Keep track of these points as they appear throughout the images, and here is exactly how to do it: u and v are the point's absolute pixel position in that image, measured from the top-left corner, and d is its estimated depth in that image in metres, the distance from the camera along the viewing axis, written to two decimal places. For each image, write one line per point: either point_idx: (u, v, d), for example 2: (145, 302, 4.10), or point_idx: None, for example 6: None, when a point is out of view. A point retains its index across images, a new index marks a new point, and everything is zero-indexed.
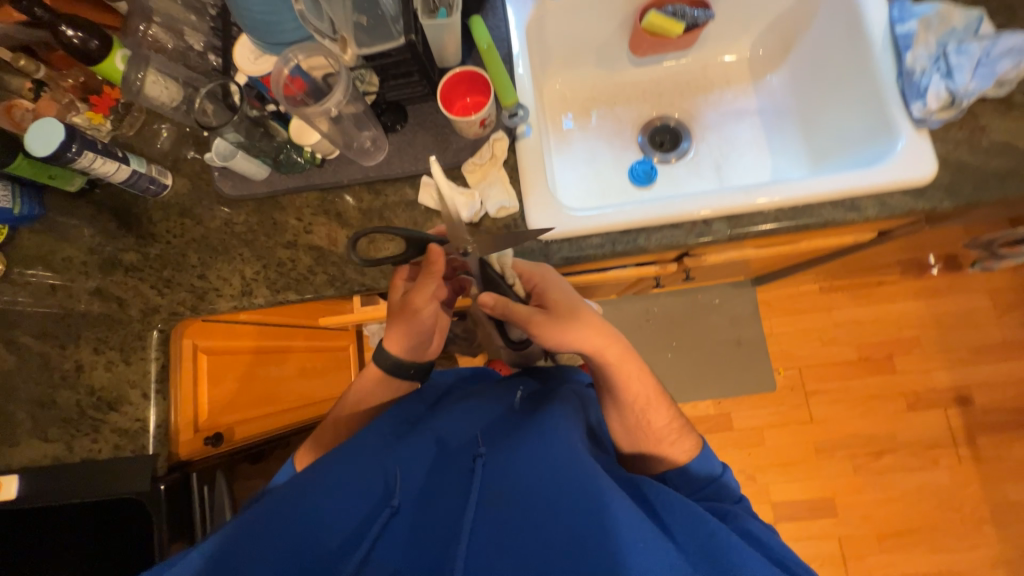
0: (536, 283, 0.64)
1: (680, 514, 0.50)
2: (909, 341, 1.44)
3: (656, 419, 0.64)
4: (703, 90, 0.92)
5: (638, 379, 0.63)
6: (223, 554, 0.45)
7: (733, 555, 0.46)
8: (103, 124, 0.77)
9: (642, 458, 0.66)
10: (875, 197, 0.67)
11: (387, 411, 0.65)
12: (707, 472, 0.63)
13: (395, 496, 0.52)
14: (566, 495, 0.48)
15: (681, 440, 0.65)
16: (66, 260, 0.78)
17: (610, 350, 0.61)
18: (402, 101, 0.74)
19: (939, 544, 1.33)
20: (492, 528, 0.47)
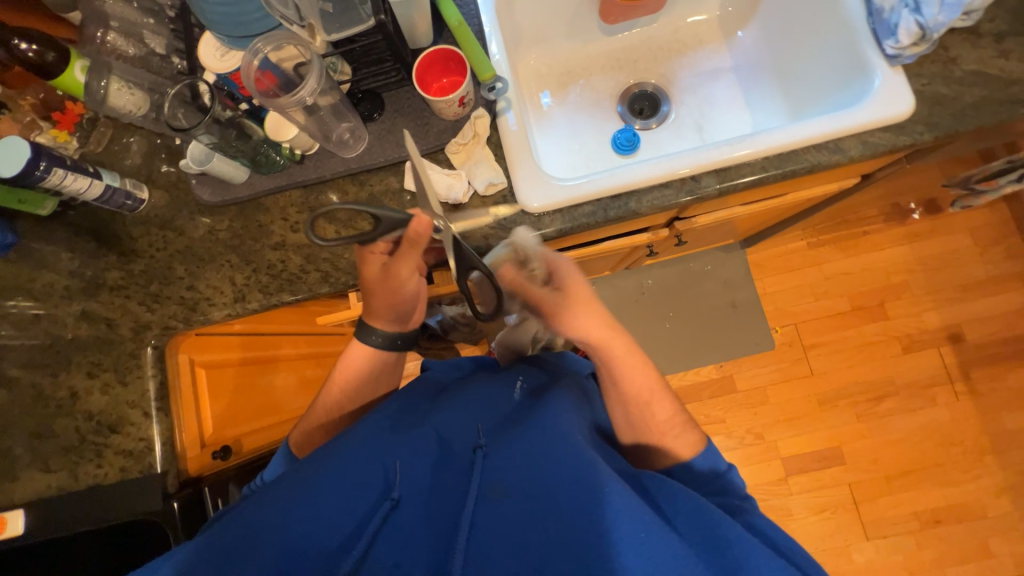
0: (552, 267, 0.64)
1: (689, 507, 0.47)
2: (898, 287, 1.47)
3: (658, 413, 0.60)
4: (677, 52, 0.92)
5: (642, 372, 0.60)
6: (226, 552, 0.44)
7: (739, 550, 0.43)
8: (70, 141, 0.75)
9: (643, 455, 0.61)
10: (857, 138, 0.68)
11: (388, 402, 0.62)
12: (713, 470, 0.57)
13: (395, 489, 0.49)
14: (567, 486, 0.46)
15: (684, 434, 0.59)
16: (47, 286, 0.76)
17: (615, 343, 0.59)
18: (377, 89, 0.73)
19: (946, 479, 1.37)
20: (492, 525, 0.45)
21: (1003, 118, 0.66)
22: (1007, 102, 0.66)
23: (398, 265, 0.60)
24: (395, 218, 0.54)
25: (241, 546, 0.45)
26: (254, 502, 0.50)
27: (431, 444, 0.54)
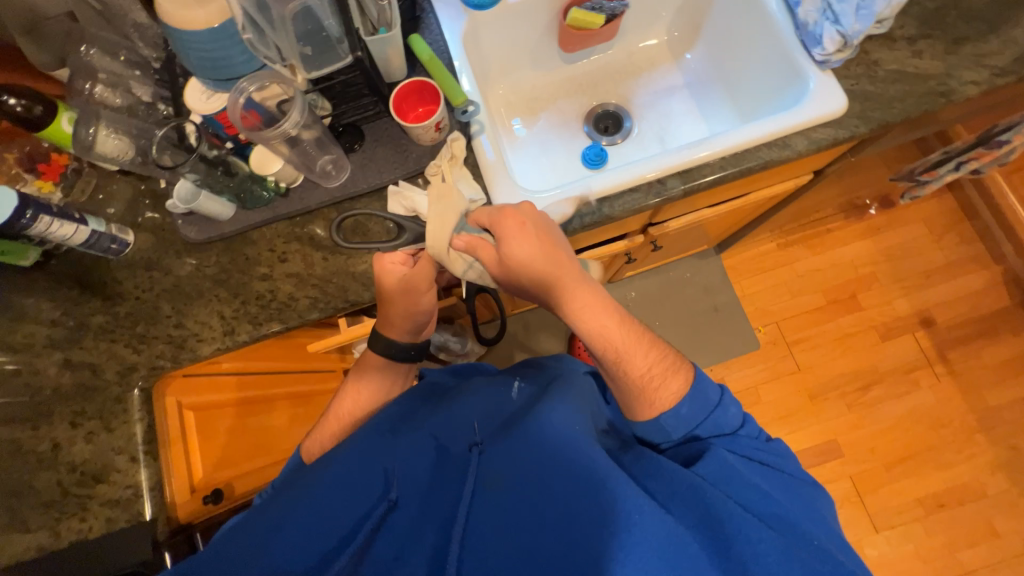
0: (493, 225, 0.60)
1: (683, 488, 0.45)
2: (867, 278, 1.54)
3: (639, 364, 0.56)
4: (633, 75, 1.00)
5: (614, 322, 0.57)
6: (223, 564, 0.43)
7: (733, 524, 0.41)
8: (53, 192, 0.76)
9: (628, 407, 0.58)
10: (802, 134, 0.75)
11: (387, 407, 0.63)
12: (702, 407, 0.54)
13: (392, 490, 0.49)
14: (565, 474, 0.46)
15: (669, 382, 0.56)
16: (27, 337, 0.74)
17: (571, 301, 0.57)
18: (358, 122, 0.77)
19: (941, 461, 1.39)
20: (489, 523, 0.45)
21: (926, 108, 0.73)
22: (927, 94, 0.74)
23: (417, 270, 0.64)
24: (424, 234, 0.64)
25: (240, 556, 0.44)
26: (251, 514, 0.50)
27: (428, 448, 0.53)
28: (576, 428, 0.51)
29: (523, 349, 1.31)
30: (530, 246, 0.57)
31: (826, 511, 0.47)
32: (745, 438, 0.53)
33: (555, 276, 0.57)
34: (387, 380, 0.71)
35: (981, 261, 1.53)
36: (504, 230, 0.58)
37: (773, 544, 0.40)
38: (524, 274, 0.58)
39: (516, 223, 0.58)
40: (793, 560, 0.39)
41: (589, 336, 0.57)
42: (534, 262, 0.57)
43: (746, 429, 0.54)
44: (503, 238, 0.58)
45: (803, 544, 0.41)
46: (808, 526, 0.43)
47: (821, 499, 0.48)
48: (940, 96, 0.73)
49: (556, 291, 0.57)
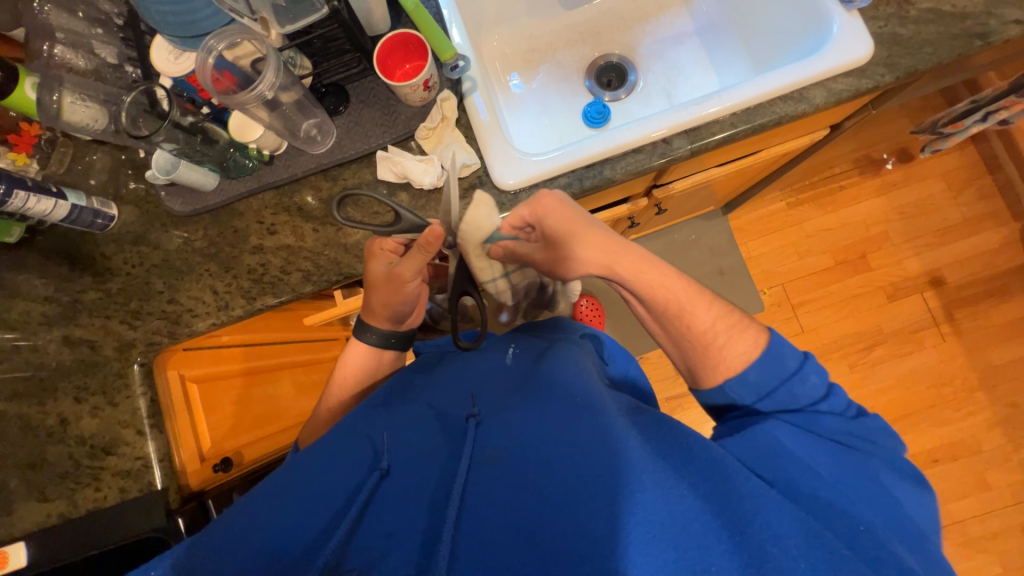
0: (529, 214, 0.61)
1: (692, 456, 0.44)
2: (878, 237, 1.49)
3: (700, 320, 0.58)
4: (638, 20, 0.92)
5: (667, 279, 0.59)
6: (221, 544, 0.43)
7: (746, 502, 0.41)
8: (30, 164, 0.73)
9: (696, 374, 0.59)
10: (821, 86, 0.69)
11: (386, 382, 0.64)
12: (774, 374, 0.53)
13: (384, 459, 0.48)
14: (563, 446, 0.45)
15: (735, 340, 0.56)
16: (23, 315, 0.74)
17: (620, 263, 0.59)
18: (340, 81, 0.72)
19: (940, 418, 1.41)
20: (485, 490, 0.43)
21: (960, 52, 0.67)
22: (962, 36, 0.67)
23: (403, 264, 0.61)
24: (416, 223, 0.60)
25: (233, 541, 0.43)
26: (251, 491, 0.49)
27: (427, 418, 0.53)
28: (578, 396, 0.50)
29: None
30: (571, 213, 0.60)
31: (926, 503, 0.47)
32: (828, 416, 0.51)
33: (599, 242, 0.59)
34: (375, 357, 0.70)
35: (1000, 218, 1.47)
36: (541, 206, 0.60)
37: (791, 524, 0.40)
38: (570, 248, 0.59)
39: (552, 202, 0.60)
40: (814, 539, 0.39)
41: (649, 295, 0.60)
42: (578, 228, 0.59)
43: (829, 403, 0.52)
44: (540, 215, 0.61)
45: (833, 526, 0.42)
46: (861, 512, 0.43)
47: (894, 480, 0.47)
48: (976, 38, 0.67)
49: (606, 259, 0.60)
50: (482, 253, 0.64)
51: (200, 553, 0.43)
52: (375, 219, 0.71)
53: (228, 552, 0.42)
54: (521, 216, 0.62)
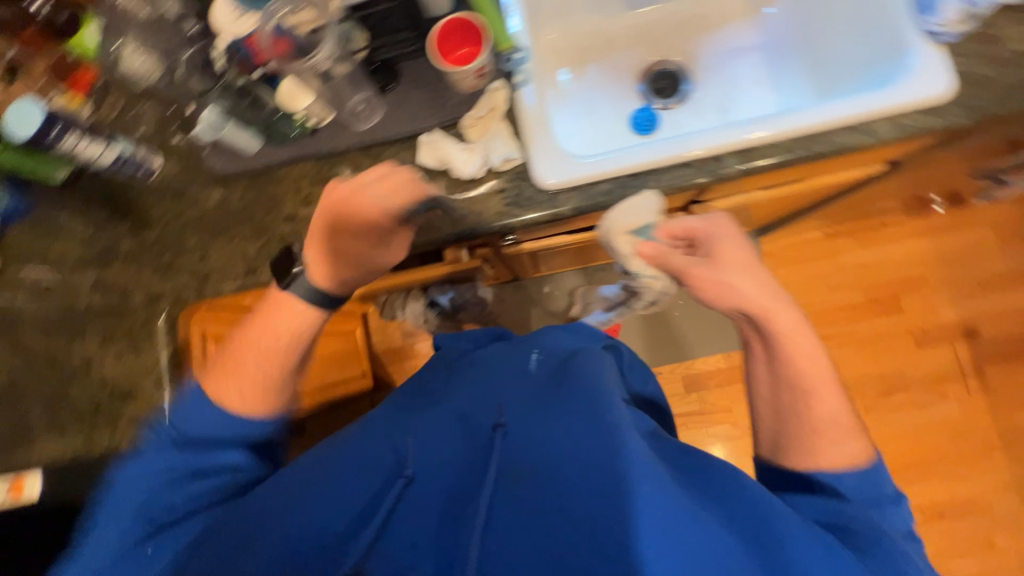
0: (700, 232, 0.63)
1: (731, 490, 0.43)
2: (915, 280, 1.44)
3: (822, 409, 0.54)
4: (701, 28, 0.89)
5: (814, 357, 0.55)
6: (250, 539, 0.46)
7: (790, 548, 0.39)
8: (82, 108, 0.73)
9: (781, 447, 0.56)
10: (889, 120, 0.66)
11: (404, 383, 0.66)
12: (871, 486, 0.51)
13: (408, 467, 0.48)
14: (588, 469, 0.44)
15: (847, 441, 0.53)
16: (60, 252, 0.76)
17: (781, 316, 0.56)
18: (393, 59, 0.71)
19: (953, 473, 1.36)
20: (512, 509, 0.43)
21: None
22: None
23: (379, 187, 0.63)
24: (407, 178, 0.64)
25: (260, 533, 0.46)
26: (274, 481, 0.51)
27: (450, 422, 0.52)
28: (603, 407, 0.48)
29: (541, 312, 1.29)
30: (743, 253, 0.60)
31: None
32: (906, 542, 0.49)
33: (767, 292, 0.57)
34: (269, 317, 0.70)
35: None
36: (714, 228, 0.62)
37: None
38: (729, 279, 0.57)
39: (726, 227, 0.62)
40: None
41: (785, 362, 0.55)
42: (751, 267, 0.58)
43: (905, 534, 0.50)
44: (710, 235, 0.62)
45: None
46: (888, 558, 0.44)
47: None
48: None
49: (753, 303, 0.56)
50: (630, 241, 0.65)
51: (233, 551, 0.46)
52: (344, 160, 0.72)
53: (256, 547, 0.45)
54: (687, 227, 0.64)
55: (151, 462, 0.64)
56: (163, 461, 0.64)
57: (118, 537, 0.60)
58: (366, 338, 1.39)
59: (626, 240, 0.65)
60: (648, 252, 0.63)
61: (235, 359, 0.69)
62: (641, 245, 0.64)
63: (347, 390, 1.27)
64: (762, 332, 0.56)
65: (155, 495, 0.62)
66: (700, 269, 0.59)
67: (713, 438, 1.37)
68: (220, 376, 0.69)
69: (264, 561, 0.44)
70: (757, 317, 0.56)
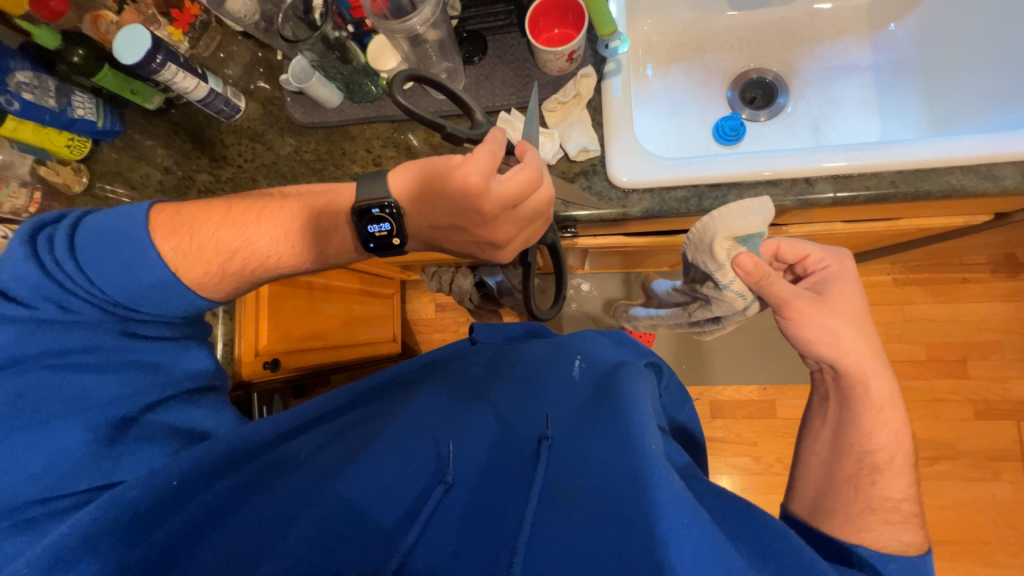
0: (819, 264, 0.60)
1: (783, 547, 0.38)
2: (988, 346, 1.32)
3: (887, 488, 0.49)
4: (810, 39, 0.82)
5: (894, 435, 0.52)
6: (284, 517, 0.45)
7: None
8: (182, 41, 0.77)
9: (821, 513, 0.51)
10: (1016, 166, 0.59)
11: (448, 371, 0.65)
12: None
13: (449, 473, 0.47)
14: (634, 495, 0.42)
15: (905, 529, 0.47)
16: (143, 178, 0.80)
17: (870, 379, 0.54)
18: (482, 31, 0.70)
19: (987, 557, 1.26)
20: (557, 529, 0.42)
21: None
22: None
23: (502, 187, 0.51)
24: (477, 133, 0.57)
25: (294, 511, 0.45)
26: (305, 452, 0.51)
27: (490, 425, 0.53)
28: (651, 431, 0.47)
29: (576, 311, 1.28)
30: (856, 302, 0.56)
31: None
32: None
33: (863, 350, 0.54)
34: (279, 207, 0.53)
35: None
36: (833, 264, 0.59)
37: None
38: (834, 328, 0.54)
39: (846, 268, 0.58)
40: None
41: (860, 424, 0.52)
42: (856, 318, 0.56)
43: None
44: (826, 272, 0.59)
45: None
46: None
47: None
48: None
49: (842, 353, 0.54)
50: (728, 249, 0.60)
51: (262, 523, 0.44)
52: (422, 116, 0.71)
53: (287, 534, 0.43)
54: (804, 253, 0.60)
55: (70, 342, 0.47)
56: (93, 338, 0.48)
57: (56, 444, 0.45)
58: (400, 303, 1.43)
59: (725, 246, 0.60)
60: (749, 266, 0.57)
61: (210, 232, 0.51)
62: (741, 256, 0.58)
63: (380, 352, 1.30)
64: (846, 383, 0.55)
65: (89, 386, 0.48)
66: (805, 301, 0.55)
67: (730, 469, 1.32)
68: (180, 240, 0.50)
69: (295, 546, 0.42)
70: (845, 369, 0.54)
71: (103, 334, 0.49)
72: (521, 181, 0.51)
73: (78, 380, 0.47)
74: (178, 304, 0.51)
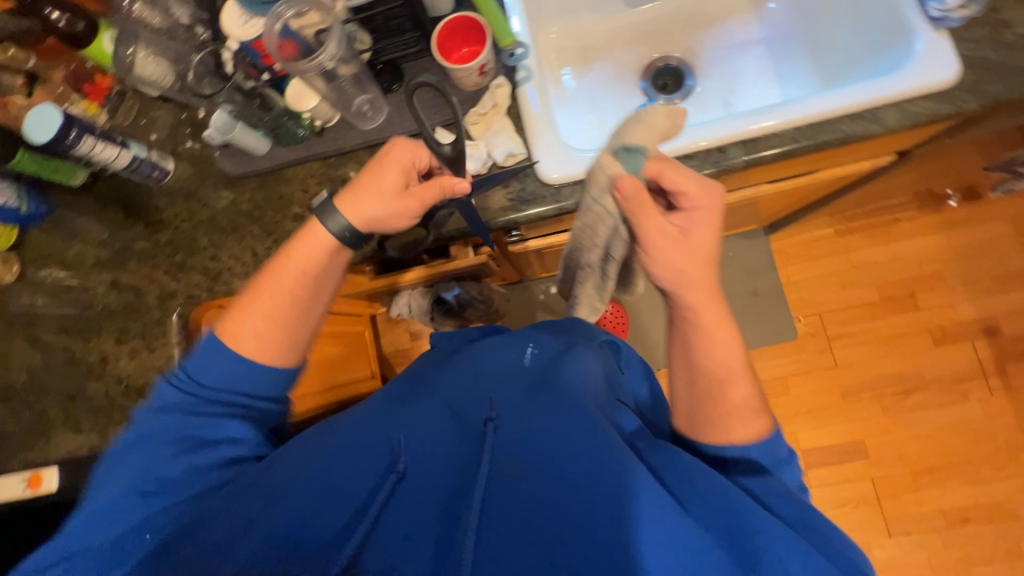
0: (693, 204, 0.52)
1: (712, 489, 0.43)
2: (931, 276, 1.40)
3: (737, 395, 0.53)
4: (703, 23, 0.89)
5: (731, 355, 0.55)
6: (236, 539, 0.45)
7: (763, 536, 0.40)
8: (99, 114, 0.77)
9: (693, 425, 0.55)
10: (896, 107, 0.65)
11: (402, 374, 0.65)
12: (774, 456, 0.52)
13: (400, 462, 0.48)
14: (585, 466, 0.44)
15: (751, 422, 0.53)
16: (78, 255, 0.78)
17: (710, 312, 0.54)
18: (396, 60, 0.73)
19: (973, 476, 1.31)
20: (504, 498, 0.43)
21: None
22: None
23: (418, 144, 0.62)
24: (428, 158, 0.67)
25: (244, 531, 0.45)
26: (254, 471, 0.51)
27: (443, 417, 0.52)
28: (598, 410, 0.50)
29: (546, 312, 1.30)
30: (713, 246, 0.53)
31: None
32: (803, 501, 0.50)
33: (704, 286, 0.53)
34: (313, 253, 0.60)
35: None
36: (703, 205, 0.52)
37: (802, 563, 0.39)
38: (683, 268, 0.52)
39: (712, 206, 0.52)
40: None
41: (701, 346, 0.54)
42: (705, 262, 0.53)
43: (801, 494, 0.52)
44: (694, 214, 0.53)
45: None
46: (851, 549, 0.43)
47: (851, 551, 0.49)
48: None
49: (689, 288, 0.53)
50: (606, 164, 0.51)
51: (212, 541, 0.45)
52: (353, 146, 0.73)
53: (239, 549, 0.44)
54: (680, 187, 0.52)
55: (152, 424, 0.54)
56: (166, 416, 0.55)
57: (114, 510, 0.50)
58: (373, 337, 1.41)
59: (606, 161, 0.51)
60: (628, 188, 0.49)
61: (269, 286, 0.59)
62: (621, 179, 0.49)
63: (359, 389, 1.28)
64: (692, 313, 0.54)
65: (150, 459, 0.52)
66: (666, 242, 0.52)
67: None
68: (250, 304, 0.59)
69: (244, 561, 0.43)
70: (690, 306, 0.54)
71: (170, 416, 0.55)
72: (407, 152, 0.59)
73: (133, 456, 0.52)
74: (242, 381, 0.57)
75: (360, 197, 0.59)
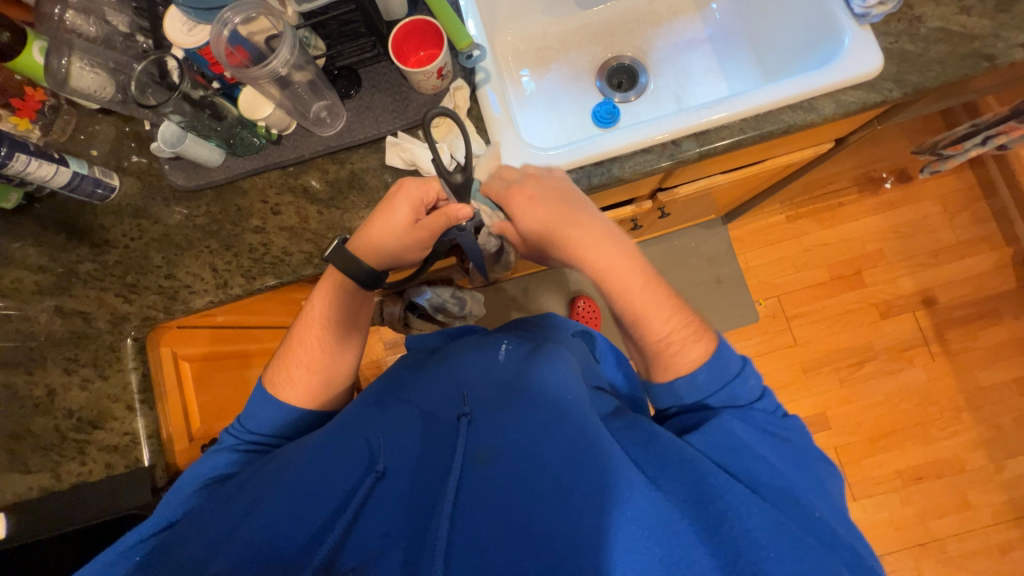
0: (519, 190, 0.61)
1: (675, 457, 0.45)
2: (874, 254, 1.51)
3: (657, 329, 0.56)
4: (653, 24, 0.92)
5: (638, 289, 0.56)
6: (207, 553, 0.44)
7: (724, 498, 0.42)
8: (31, 129, 0.72)
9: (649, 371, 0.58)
10: (830, 97, 0.70)
11: (381, 377, 0.65)
12: (720, 377, 0.53)
13: (380, 461, 0.49)
14: (558, 452, 0.46)
15: (689, 349, 0.55)
16: (15, 282, 0.72)
17: (599, 258, 0.57)
18: (353, 65, 0.73)
19: (923, 436, 1.41)
20: (478, 488, 0.45)
21: (967, 72, 0.68)
22: (969, 57, 0.69)
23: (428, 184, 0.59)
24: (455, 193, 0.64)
25: (217, 543, 0.45)
26: (235, 486, 0.51)
27: (414, 419, 0.54)
28: (574, 396, 0.51)
29: (520, 311, 1.32)
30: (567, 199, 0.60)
31: (833, 488, 0.48)
32: (761, 411, 0.51)
33: (576, 231, 0.58)
34: (332, 303, 0.63)
35: (992, 242, 1.49)
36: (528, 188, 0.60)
37: (762, 519, 0.41)
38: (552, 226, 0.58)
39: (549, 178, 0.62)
40: (782, 531, 0.40)
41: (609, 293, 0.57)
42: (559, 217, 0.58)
43: (763, 403, 0.53)
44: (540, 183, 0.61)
45: (798, 517, 0.42)
46: (807, 497, 0.44)
47: (832, 476, 0.49)
48: (983, 60, 0.68)
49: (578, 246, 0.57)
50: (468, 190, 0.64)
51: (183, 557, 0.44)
52: (313, 152, 0.72)
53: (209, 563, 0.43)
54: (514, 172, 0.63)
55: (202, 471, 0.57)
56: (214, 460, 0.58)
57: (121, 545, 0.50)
58: None
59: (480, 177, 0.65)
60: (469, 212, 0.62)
61: (300, 340, 0.63)
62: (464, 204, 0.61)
63: None
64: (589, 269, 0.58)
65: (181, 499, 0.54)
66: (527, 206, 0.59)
67: None
68: (289, 359, 0.63)
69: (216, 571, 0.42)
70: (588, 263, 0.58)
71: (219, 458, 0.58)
72: (415, 188, 0.59)
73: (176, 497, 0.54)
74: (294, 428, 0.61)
75: (370, 233, 0.59)
